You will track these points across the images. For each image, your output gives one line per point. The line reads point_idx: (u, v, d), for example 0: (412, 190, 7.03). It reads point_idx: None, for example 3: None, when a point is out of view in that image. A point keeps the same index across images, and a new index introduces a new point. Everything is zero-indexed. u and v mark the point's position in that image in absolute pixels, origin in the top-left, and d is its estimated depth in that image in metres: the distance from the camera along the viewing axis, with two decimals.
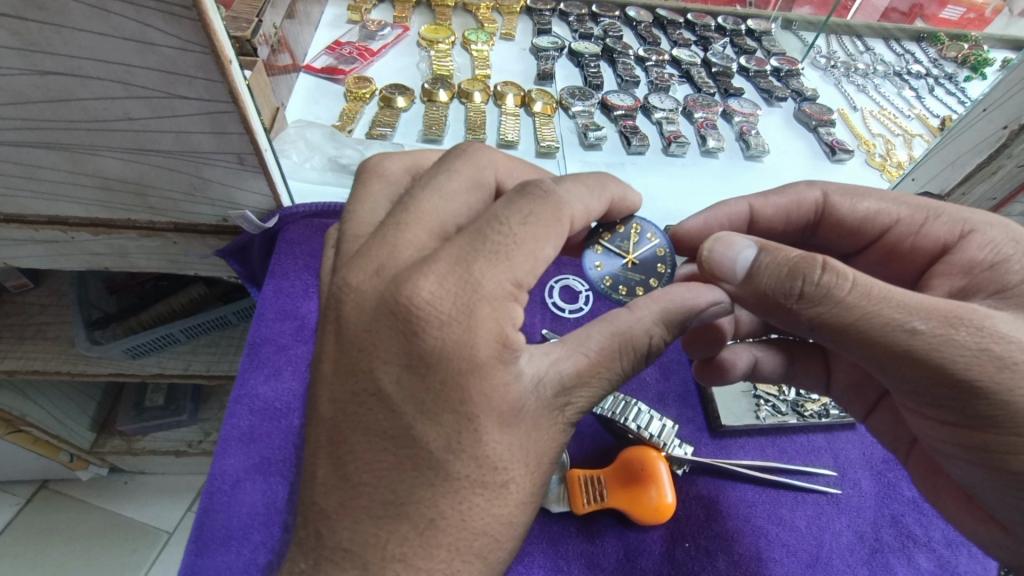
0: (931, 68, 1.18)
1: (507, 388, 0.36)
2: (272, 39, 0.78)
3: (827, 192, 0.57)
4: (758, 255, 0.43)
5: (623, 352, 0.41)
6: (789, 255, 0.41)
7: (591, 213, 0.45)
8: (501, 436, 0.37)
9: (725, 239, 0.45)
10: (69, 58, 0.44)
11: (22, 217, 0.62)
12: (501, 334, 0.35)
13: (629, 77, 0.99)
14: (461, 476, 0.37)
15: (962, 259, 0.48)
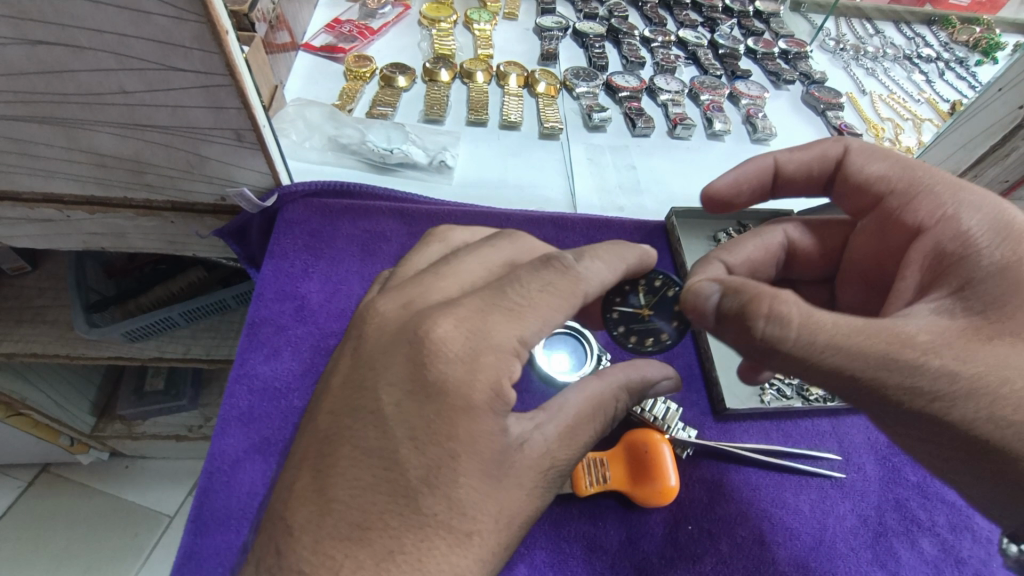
0: (942, 52, 1.16)
1: (496, 440, 0.37)
2: (270, 16, 0.76)
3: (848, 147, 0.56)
4: (718, 296, 0.43)
5: (602, 407, 0.45)
6: (743, 296, 0.41)
7: (613, 282, 0.46)
8: (479, 483, 0.37)
9: (694, 286, 0.44)
10: (60, 27, 0.43)
11: (16, 196, 0.61)
12: (495, 377, 0.37)
13: (634, 58, 0.97)
14: (429, 513, 0.35)
15: (933, 249, 0.46)
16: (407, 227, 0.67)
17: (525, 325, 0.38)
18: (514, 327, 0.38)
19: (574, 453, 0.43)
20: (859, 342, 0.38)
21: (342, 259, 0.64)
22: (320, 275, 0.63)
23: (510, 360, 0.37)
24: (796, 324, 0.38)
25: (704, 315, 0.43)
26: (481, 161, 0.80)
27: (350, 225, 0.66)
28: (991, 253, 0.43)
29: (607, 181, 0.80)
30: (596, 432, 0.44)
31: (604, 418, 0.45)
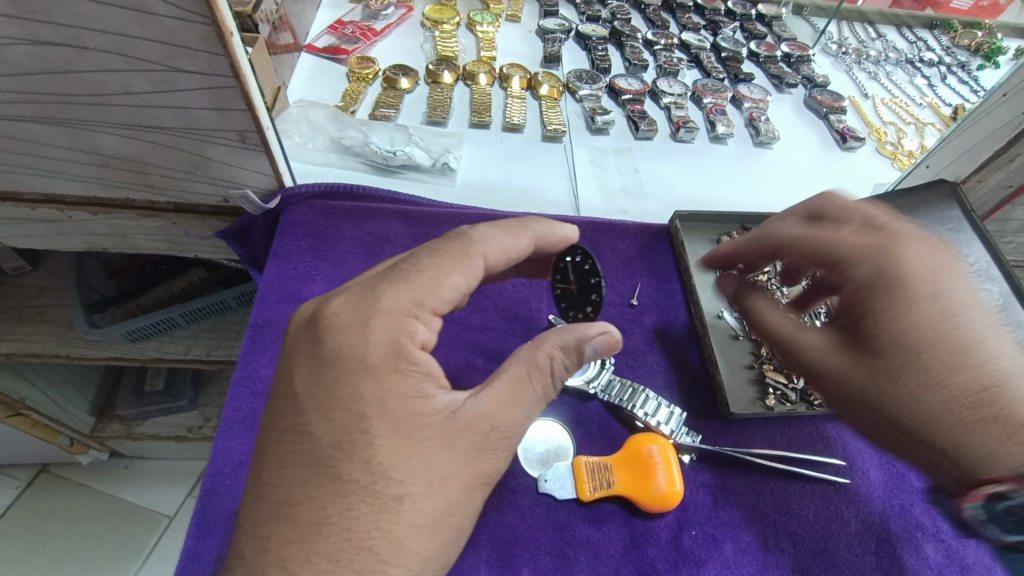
0: (944, 56, 1.16)
1: (414, 401, 0.40)
2: (273, 17, 0.76)
3: (822, 203, 0.62)
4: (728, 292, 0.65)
5: (533, 368, 0.44)
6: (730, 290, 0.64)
7: (514, 249, 0.48)
8: (393, 442, 0.39)
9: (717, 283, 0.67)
10: (65, 28, 0.43)
11: (19, 196, 0.61)
12: (393, 337, 0.41)
13: (637, 61, 0.97)
14: (349, 479, 0.38)
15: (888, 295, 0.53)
16: (411, 230, 0.67)
17: (421, 291, 0.42)
18: (410, 295, 0.42)
19: (509, 417, 0.43)
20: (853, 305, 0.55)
21: (346, 261, 0.64)
22: (323, 277, 0.62)
23: (408, 321, 0.41)
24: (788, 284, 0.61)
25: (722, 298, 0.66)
26: (483, 163, 0.80)
27: (355, 227, 0.66)
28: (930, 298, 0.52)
29: (610, 183, 0.80)
30: (524, 393, 0.44)
31: (528, 378, 0.44)
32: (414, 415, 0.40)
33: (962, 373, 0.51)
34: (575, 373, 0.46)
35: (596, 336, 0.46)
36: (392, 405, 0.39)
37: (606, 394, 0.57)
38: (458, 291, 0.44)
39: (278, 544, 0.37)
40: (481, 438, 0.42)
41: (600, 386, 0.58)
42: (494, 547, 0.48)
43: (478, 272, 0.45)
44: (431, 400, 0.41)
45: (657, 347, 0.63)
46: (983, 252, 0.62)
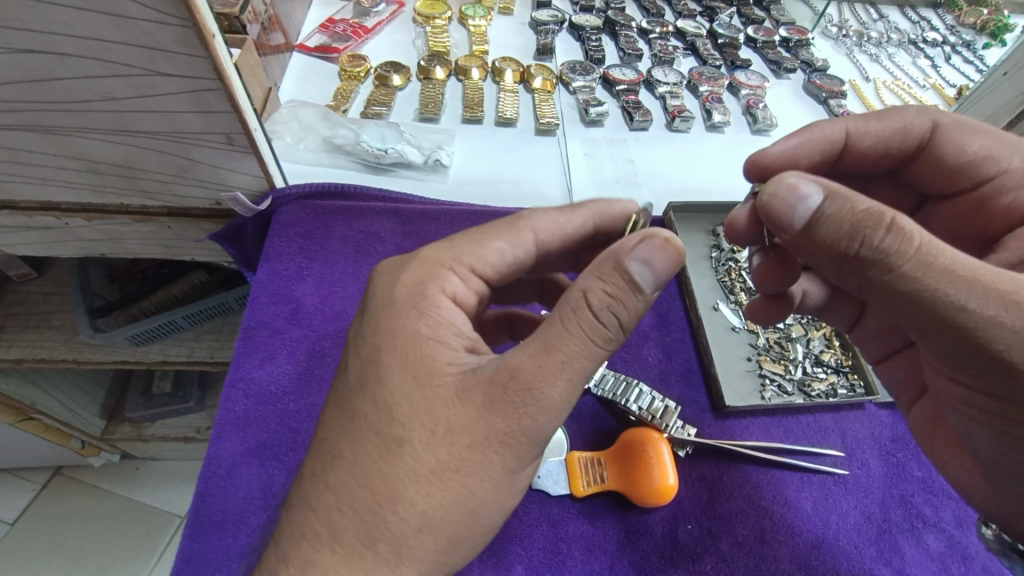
0: (948, 35, 1.13)
1: (432, 350, 0.39)
2: (262, 17, 0.76)
3: (939, 121, 0.53)
4: (827, 203, 0.37)
5: (574, 306, 0.37)
6: (854, 209, 0.37)
7: (562, 224, 0.47)
8: (402, 384, 0.39)
9: (792, 183, 0.38)
10: (46, 34, 0.43)
11: (15, 204, 0.61)
12: (428, 284, 0.42)
13: (631, 50, 0.96)
14: (363, 416, 0.39)
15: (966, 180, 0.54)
16: (402, 228, 0.67)
17: (468, 249, 0.44)
18: (454, 252, 0.44)
19: (536, 372, 0.36)
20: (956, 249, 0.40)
21: (337, 260, 0.64)
22: (315, 277, 0.62)
23: (445, 273, 0.43)
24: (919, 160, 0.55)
25: (800, 225, 0.39)
26: (476, 158, 0.79)
27: (345, 226, 0.66)
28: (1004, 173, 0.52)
29: (604, 175, 0.79)
30: (560, 336, 0.37)
31: (564, 321, 0.37)
32: (427, 357, 0.39)
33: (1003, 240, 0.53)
34: (629, 318, 0.38)
35: (638, 244, 0.37)
36: (385, 340, 0.40)
37: (599, 388, 0.57)
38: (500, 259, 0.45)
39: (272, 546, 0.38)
40: (490, 395, 0.37)
41: (592, 381, 0.57)
42: (486, 543, 0.48)
43: (524, 249, 0.45)
44: (453, 350, 0.40)
45: (650, 340, 0.62)
46: None
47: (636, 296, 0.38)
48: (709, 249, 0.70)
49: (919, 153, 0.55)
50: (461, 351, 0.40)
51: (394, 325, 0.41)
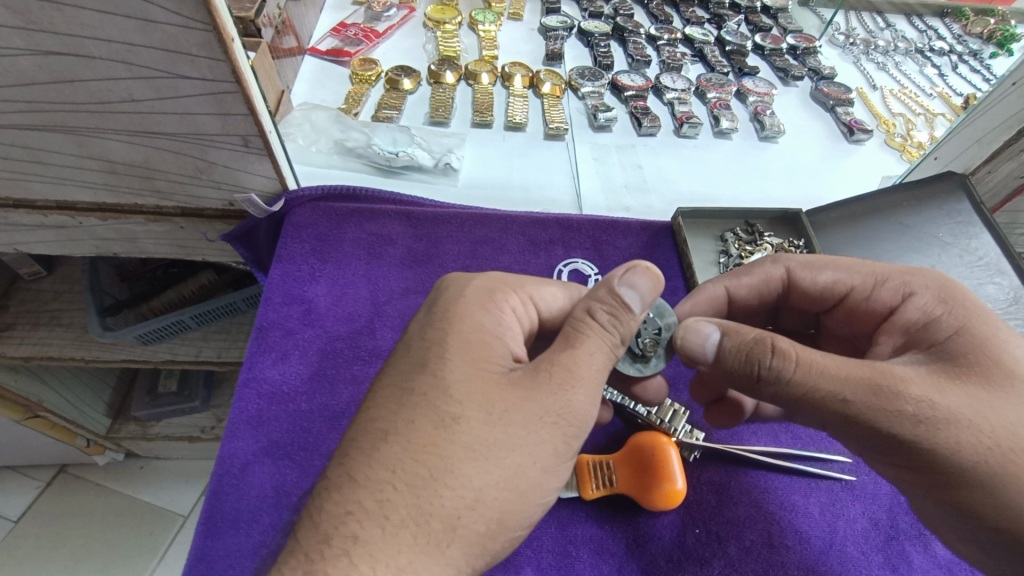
0: (955, 45, 1.14)
1: (489, 346, 0.42)
2: (276, 20, 0.77)
3: (790, 268, 0.54)
4: (722, 338, 0.44)
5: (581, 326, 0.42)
6: (742, 339, 0.43)
7: None
8: (456, 366, 0.41)
9: (691, 325, 0.46)
10: (72, 37, 0.44)
11: (32, 203, 0.62)
12: (491, 296, 0.45)
13: (640, 56, 0.96)
14: (416, 392, 0.40)
15: (902, 322, 0.47)
16: (414, 230, 0.67)
17: (530, 279, 0.48)
18: (518, 278, 0.47)
19: (570, 370, 0.41)
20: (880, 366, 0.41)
21: (349, 262, 0.65)
22: (327, 278, 0.63)
23: (508, 291, 0.46)
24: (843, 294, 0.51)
25: (709, 361, 0.45)
26: (485, 163, 0.80)
27: (357, 228, 0.67)
28: (924, 297, 0.46)
29: (613, 181, 0.80)
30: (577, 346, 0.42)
31: (581, 330, 0.42)
32: (482, 350, 0.42)
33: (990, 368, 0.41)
34: (629, 333, 0.43)
35: (627, 272, 0.43)
36: (449, 327, 0.43)
37: (608, 392, 0.58)
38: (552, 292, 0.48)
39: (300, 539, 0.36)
40: (534, 388, 0.40)
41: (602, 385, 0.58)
42: None
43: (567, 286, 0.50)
44: (502, 350, 0.43)
45: None
46: (992, 245, 0.61)
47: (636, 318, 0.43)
48: (717, 254, 0.69)
49: (792, 294, 0.55)
50: (510, 353, 0.43)
51: (460, 317, 0.44)
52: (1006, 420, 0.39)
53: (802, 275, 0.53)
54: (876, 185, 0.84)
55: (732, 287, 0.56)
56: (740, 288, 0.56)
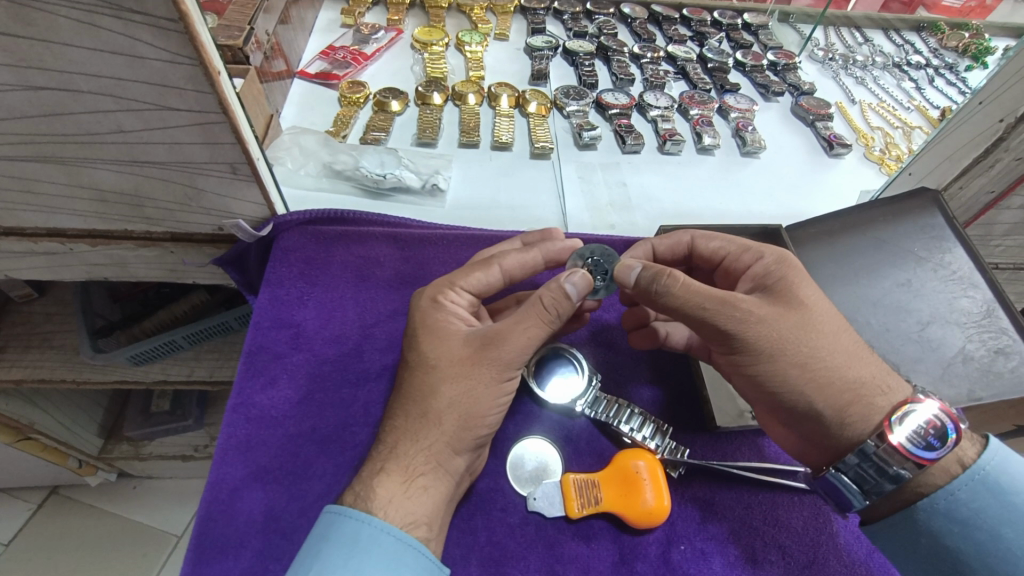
0: (931, 58, 1.16)
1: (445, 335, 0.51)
2: (265, 46, 0.78)
3: (694, 236, 0.59)
4: (641, 269, 0.51)
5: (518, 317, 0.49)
6: (651, 270, 0.50)
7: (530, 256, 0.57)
8: (421, 355, 0.50)
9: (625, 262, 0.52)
10: (61, 73, 0.45)
11: (22, 230, 0.63)
12: (436, 291, 0.54)
13: (624, 75, 0.99)
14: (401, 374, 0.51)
15: (760, 275, 0.54)
16: (402, 252, 0.68)
17: (459, 275, 0.55)
18: (448, 277, 0.55)
19: (504, 332, 0.49)
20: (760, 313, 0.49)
21: (338, 285, 0.65)
22: (316, 302, 0.64)
23: (444, 290, 0.54)
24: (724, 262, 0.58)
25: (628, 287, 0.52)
26: (472, 183, 0.81)
27: (345, 251, 0.67)
28: (774, 265, 0.54)
29: (598, 198, 0.81)
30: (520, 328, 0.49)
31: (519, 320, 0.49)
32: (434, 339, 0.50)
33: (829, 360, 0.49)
34: (565, 313, 0.49)
35: (557, 281, 0.49)
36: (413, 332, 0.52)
37: (593, 411, 0.58)
38: (485, 285, 0.55)
39: (353, 487, 0.47)
40: (481, 346, 0.49)
41: (588, 404, 0.59)
42: (485, 564, 0.49)
43: (496, 279, 0.56)
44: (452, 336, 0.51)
45: (644, 362, 0.64)
46: (965, 259, 0.63)
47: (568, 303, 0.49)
48: None
49: (693, 258, 0.61)
50: (466, 327, 0.52)
51: (420, 323, 0.52)
52: (822, 356, 0.49)
53: (700, 245, 0.59)
54: (856, 198, 0.86)
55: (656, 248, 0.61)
56: (661, 250, 0.61)
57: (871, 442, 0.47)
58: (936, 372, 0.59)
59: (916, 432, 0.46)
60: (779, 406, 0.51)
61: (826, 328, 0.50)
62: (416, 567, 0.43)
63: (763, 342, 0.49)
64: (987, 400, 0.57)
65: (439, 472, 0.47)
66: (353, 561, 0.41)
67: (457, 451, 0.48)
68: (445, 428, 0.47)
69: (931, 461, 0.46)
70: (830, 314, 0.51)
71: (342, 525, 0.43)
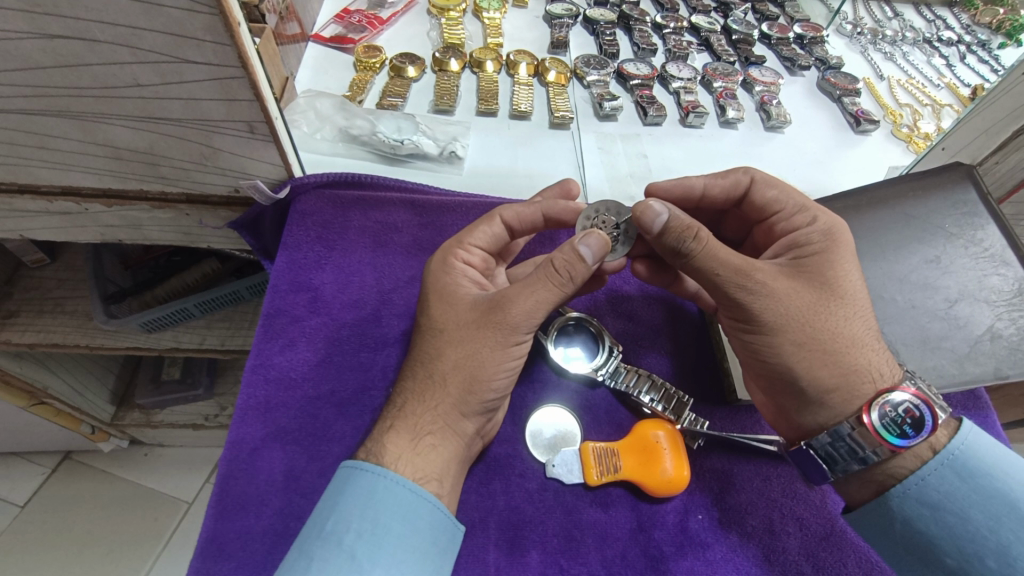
0: (963, 35, 1.12)
1: (451, 294, 0.51)
2: (280, 6, 0.76)
3: (755, 178, 0.57)
4: (668, 218, 0.48)
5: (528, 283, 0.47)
6: (683, 221, 0.47)
7: (529, 211, 0.57)
8: (434, 316, 0.50)
9: (647, 203, 0.49)
10: (76, 21, 0.43)
11: (37, 188, 0.62)
12: (447, 252, 0.54)
13: (646, 45, 0.96)
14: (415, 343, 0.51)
15: (801, 241, 0.51)
16: (420, 218, 0.67)
17: (465, 233, 0.55)
18: (455, 237, 0.56)
19: (510, 296, 0.48)
20: (778, 290, 0.47)
21: (355, 250, 0.65)
22: (334, 266, 0.63)
23: (451, 249, 0.54)
24: (771, 216, 0.56)
25: (651, 233, 0.49)
26: (490, 151, 0.79)
27: (362, 216, 0.66)
28: (817, 236, 0.51)
29: (618, 170, 0.79)
30: (529, 293, 0.47)
31: (530, 285, 0.47)
32: (446, 297, 0.51)
33: (844, 343, 0.47)
34: (580, 277, 0.47)
35: (571, 242, 0.47)
36: (424, 290, 0.53)
37: (612, 381, 0.58)
38: (491, 238, 0.56)
39: (366, 444, 0.47)
40: (488, 309, 0.48)
41: (608, 374, 0.58)
42: (502, 529, 0.49)
43: (500, 232, 0.56)
44: (459, 303, 0.50)
45: (663, 334, 0.63)
46: (997, 236, 0.61)
47: (582, 269, 0.47)
48: None
49: (744, 205, 0.58)
50: (475, 290, 0.52)
51: (431, 282, 0.53)
52: (834, 336, 0.47)
53: (757, 196, 0.57)
54: (882, 176, 0.84)
55: (715, 186, 0.58)
56: (718, 189, 0.58)
57: (848, 425, 0.46)
58: (962, 350, 0.58)
59: (891, 419, 0.45)
60: (773, 377, 0.50)
61: (847, 312, 0.48)
62: (431, 520, 0.43)
63: (773, 316, 0.47)
64: (1013, 378, 0.57)
65: (448, 438, 0.47)
66: (370, 514, 0.41)
67: (465, 419, 0.48)
68: (449, 391, 0.47)
69: (903, 450, 0.45)
70: (856, 298, 0.48)
71: (360, 477, 0.43)
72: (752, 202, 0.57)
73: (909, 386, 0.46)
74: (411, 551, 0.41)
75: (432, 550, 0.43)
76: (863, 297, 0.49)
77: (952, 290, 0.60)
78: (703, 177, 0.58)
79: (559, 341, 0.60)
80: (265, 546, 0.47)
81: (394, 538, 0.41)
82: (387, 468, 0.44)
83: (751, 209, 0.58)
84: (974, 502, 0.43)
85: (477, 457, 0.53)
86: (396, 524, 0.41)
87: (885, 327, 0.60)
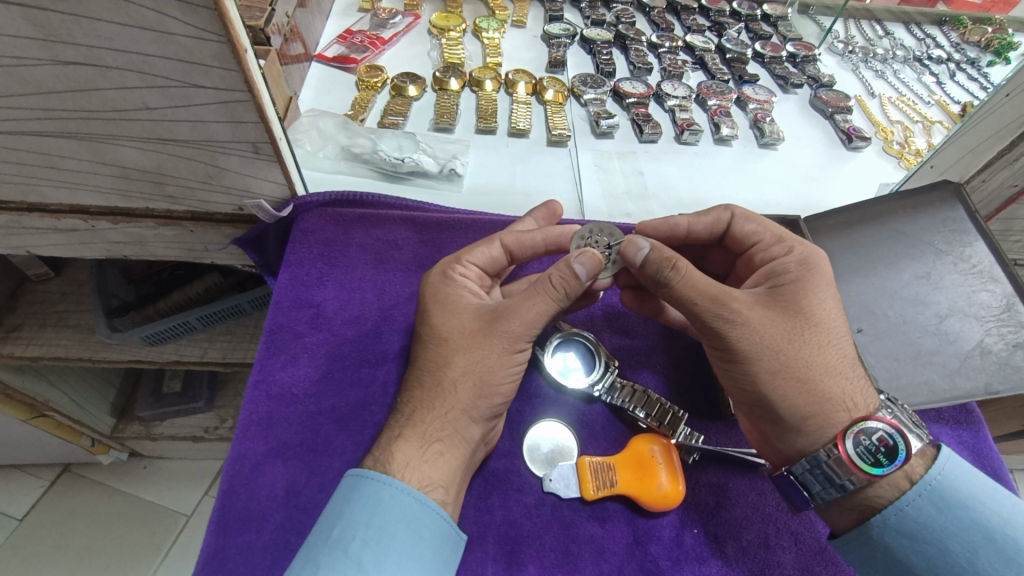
0: (953, 53, 1.15)
1: (450, 304, 0.52)
2: (284, 29, 0.78)
3: (736, 214, 0.58)
4: (649, 250, 0.51)
5: (530, 291, 0.49)
6: (663, 253, 0.50)
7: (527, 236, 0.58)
8: (433, 333, 0.51)
9: (631, 239, 0.53)
10: (90, 48, 0.45)
11: (45, 206, 0.63)
12: (444, 267, 0.55)
13: (641, 64, 0.98)
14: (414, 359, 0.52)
15: (779, 272, 0.53)
16: (419, 235, 0.69)
17: (465, 250, 0.57)
18: (455, 251, 0.57)
19: (513, 306, 0.50)
20: (756, 319, 0.49)
21: (356, 267, 0.66)
22: (335, 283, 0.64)
23: (451, 263, 0.56)
24: (751, 248, 0.57)
25: (634, 266, 0.52)
26: (489, 168, 0.81)
27: (364, 234, 0.68)
28: (793, 268, 0.52)
29: (614, 186, 0.81)
30: (529, 303, 0.49)
31: (531, 296, 0.49)
32: (446, 313, 0.52)
33: (820, 372, 0.48)
34: (575, 293, 0.49)
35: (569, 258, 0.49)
36: (422, 304, 0.54)
37: (609, 396, 0.59)
38: (489, 259, 0.57)
39: (371, 454, 0.48)
40: (490, 320, 0.50)
41: (605, 389, 0.59)
42: (501, 544, 0.50)
43: (499, 254, 0.57)
44: (458, 319, 0.51)
45: (659, 350, 0.64)
46: (985, 253, 0.63)
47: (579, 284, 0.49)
48: None
49: (727, 240, 0.60)
50: (475, 300, 0.54)
51: (429, 294, 0.54)
52: (810, 364, 0.48)
53: (740, 232, 0.58)
54: (874, 192, 0.86)
55: (698, 224, 0.59)
56: (702, 227, 0.59)
57: (824, 452, 0.47)
58: (953, 365, 0.59)
59: (865, 447, 0.46)
60: (755, 407, 0.51)
61: (822, 342, 0.49)
62: (433, 529, 0.44)
63: (752, 342, 0.48)
64: (1003, 393, 0.58)
65: (445, 452, 0.48)
66: (377, 522, 0.42)
67: (463, 431, 0.49)
68: (447, 406, 0.48)
69: (877, 479, 0.46)
70: (829, 324, 0.50)
71: (364, 487, 0.44)
72: (735, 237, 0.59)
73: (884, 416, 0.47)
74: (416, 556, 0.42)
75: (435, 560, 0.43)
76: (839, 328, 0.50)
77: (942, 305, 0.61)
78: (687, 216, 0.60)
79: (558, 354, 0.61)
80: (265, 561, 0.48)
81: (400, 545, 0.42)
82: (393, 476, 0.45)
83: (733, 243, 0.59)
84: (962, 518, 0.44)
85: (477, 472, 0.54)
86: (402, 532, 0.42)
87: (877, 342, 0.60)
